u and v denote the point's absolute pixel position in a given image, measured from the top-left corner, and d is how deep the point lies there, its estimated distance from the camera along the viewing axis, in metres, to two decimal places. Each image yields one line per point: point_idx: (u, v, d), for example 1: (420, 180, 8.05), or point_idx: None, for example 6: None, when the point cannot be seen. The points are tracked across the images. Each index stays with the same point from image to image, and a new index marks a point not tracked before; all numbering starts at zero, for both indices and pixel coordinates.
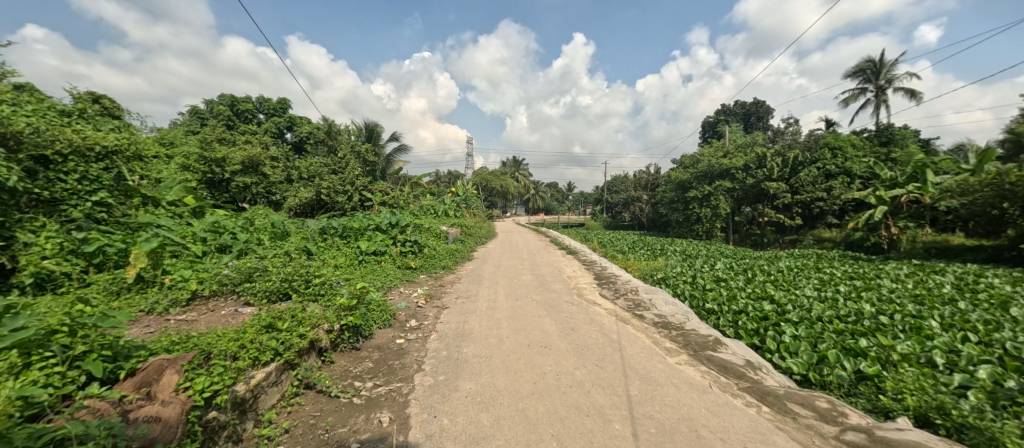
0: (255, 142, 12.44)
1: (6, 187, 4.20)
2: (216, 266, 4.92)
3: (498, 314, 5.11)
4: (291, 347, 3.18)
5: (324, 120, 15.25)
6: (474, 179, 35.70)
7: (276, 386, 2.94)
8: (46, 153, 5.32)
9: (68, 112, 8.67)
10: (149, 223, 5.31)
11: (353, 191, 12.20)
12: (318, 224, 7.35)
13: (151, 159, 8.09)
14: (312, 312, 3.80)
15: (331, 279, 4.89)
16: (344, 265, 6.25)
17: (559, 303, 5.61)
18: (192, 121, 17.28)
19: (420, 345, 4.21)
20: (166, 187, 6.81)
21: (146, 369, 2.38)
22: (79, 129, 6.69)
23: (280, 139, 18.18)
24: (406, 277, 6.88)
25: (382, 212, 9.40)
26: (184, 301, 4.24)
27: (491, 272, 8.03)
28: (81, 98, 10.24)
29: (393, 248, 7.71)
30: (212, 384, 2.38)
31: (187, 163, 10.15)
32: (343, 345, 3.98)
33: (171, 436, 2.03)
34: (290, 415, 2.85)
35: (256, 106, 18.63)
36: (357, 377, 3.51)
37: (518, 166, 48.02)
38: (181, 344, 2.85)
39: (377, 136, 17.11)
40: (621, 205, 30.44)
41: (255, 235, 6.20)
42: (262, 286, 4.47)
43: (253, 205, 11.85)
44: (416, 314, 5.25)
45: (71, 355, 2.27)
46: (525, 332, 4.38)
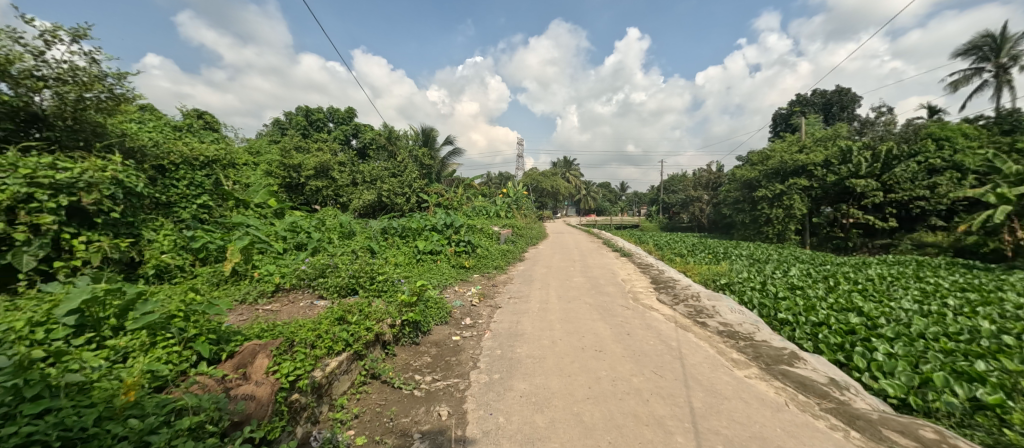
0: (326, 148, 13.60)
1: (136, 192, 5.07)
2: (295, 262, 5.45)
3: (551, 316, 5.10)
4: (360, 339, 3.45)
5: (385, 127, 16.27)
6: (526, 180, 35.90)
7: (347, 374, 3.20)
8: (163, 164, 6.48)
9: (179, 127, 10.15)
10: (240, 223, 6.03)
11: (410, 193, 12.89)
12: (379, 224, 7.85)
13: (242, 166, 9.19)
14: (377, 307, 4.09)
15: (393, 276, 5.21)
16: (403, 263, 6.62)
17: (613, 307, 5.48)
18: (274, 132, 19.32)
19: (475, 343, 4.35)
20: (254, 191, 7.70)
21: (243, 353, 2.71)
22: (187, 141, 7.81)
23: (347, 146, 19.68)
24: (460, 276, 7.11)
25: (437, 213, 9.81)
26: (270, 292, 4.76)
27: (542, 273, 8.03)
28: (189, 115, 11.92)
29: (448, 248, 8.01)
30: (296, 369, 2.67)
31: (270, 169, 11.40)
32: (405, 339, 4.22)
33: (263, 413, 2.26)
34: (359, 402, 3.09)
35: (327, 116, 20.35)
36: (417, 371, 3.70)
37: (569, 166, 47.62)
38: (270, 331, 3.21)
39: (433, 140, 17.90)
40: (679, 205, 28.93)
41: (326, 234, 6.77)
42: (333, 281, 4.87)
43: (324, 207, 12.91)
44: (471, 313, 5.42)
45: (185, 336, 2.66)
46: (578, 335, 4.33)
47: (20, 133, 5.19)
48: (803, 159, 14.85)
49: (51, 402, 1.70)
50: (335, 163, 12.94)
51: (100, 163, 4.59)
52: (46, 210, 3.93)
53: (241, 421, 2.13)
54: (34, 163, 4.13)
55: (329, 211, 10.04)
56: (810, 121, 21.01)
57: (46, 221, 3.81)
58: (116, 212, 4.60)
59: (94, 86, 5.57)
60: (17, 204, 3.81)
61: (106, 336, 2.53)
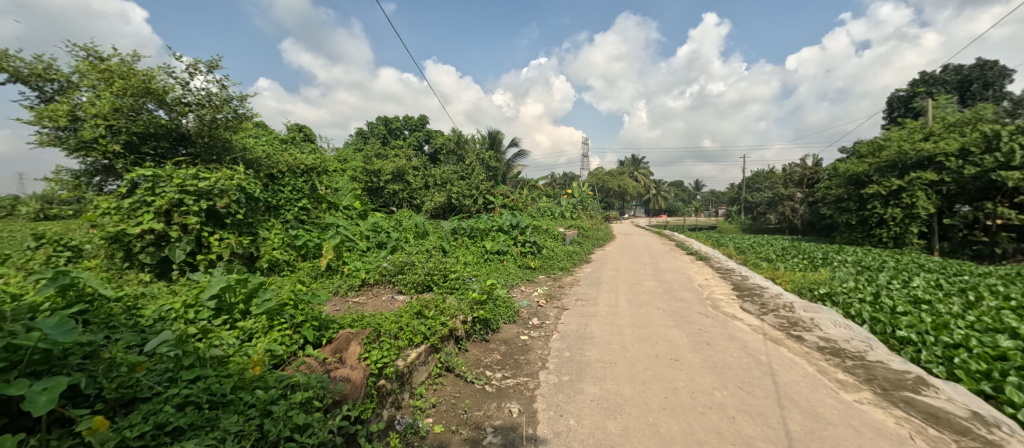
0: (402, 154, 14.63)
1: (254, 197, 5.93)
2: (377, 260, 5.93)
3: (621, 320, 4.94)
4: (436, 333, 3.67)
5: (455, 132, 17.05)
6: (592, 180, 35.13)
7: (424, 366, 3.42)
8: (273, 172, 7.52)
9: (284, 140, 11.66)
10: (332, 223, 6.74)
11: (478, 195, 13.38)
12: (450, 225, 8.25)
13: (333, 173, 10.28)
14: (450, 304, 4.31)
15: (463, 275, 5.48)
16: (472, 263, 6.87)
17: (689, 313, 5.16)
18: (358, 141, 21.29)
19: (543, 343, 4.38)
20: (342, 195, 8.55)
21: (339, 339, 3.04)
22: (290, 152, 8.94)
23: (420, 151, 20.98)
24: (526, 277, 7.17)
25: (503, 214, 10.03)
26: (357, 286, 5.25)
27: (611, 276, 7.80)
28: (291, 129, 13.62)
29: (514, 248, 8.16)
30: (383, 357, 2.92)
31: (354, 174, 12.58)
32: (475, 335, 4.39)
33: (357, 395, 2.50)
34: (436, 392, 3.29)
35: (403, 124, 21.93)
36: (488, 366, 3.84)
37: (639, 166, 45.75)
38: (359, 321, 3.55)
39: (500, 143, 18.36)
40: (766, 205, 26.20)
41: (403, 233, 7.29)
42: (410, 278, 5.22)
43: (400, 208, 13.83)
44: (538, 313, 5.46)
45: (294, 322, 3.06)
46: (652, 342, 4.14)
47: (172, 151, 6.56)
48: (929, 148, 12.60)
49: (202, 371, 2.06)
50: (410, 167, 13.85)
51: (229, 174, 5.43)
52: (193, 212, 4.79)
53: (340, 400, 2.37)
54: (183, 174, 5.02)
55: (404, 212, 10.77)
56: (938, 104, 17.76)
57: (192, 221, 4.65)
58: (240, 213, 5.43)
59: (224, 109, 6.95)
60: (172, 207, 4.72)
61: (236, 318, 3.00)
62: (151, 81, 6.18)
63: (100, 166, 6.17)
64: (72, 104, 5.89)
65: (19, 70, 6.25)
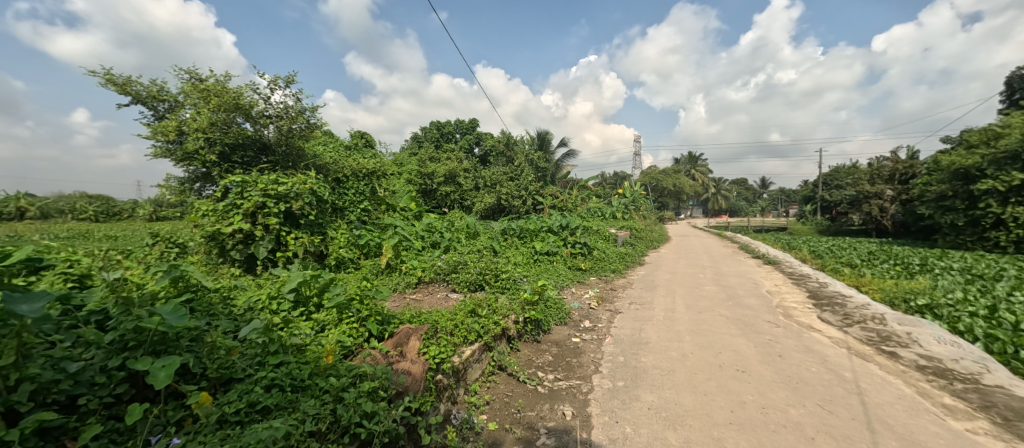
0: (454, 157, 15.10)
1: (324, 200, 6.43)
2: (432, 259, 6.16)
3: (679, 326, 4.72)
4: (489, 332, 3.74)
5: (505, 134, 17.28)
6: (645, 179, 33.82)
7: (478, 363, 3.49)
8: (339, 176, 8.10)
9: (348, 146, 12.54)
10: (391, 224, 7.11)
11: (527, 195, 13.46)
12: (500, 226, 8.37)
13: (391, 176, 10.85)
14: (502, 303, 4.37)
15: (514, 276, 5.55)
16: (522, 263, 6.92)
17: (757, 322, 4.79)
18: (412, 145, 22.31)
19: (595, 346, 4.30)
20: (400, 197, 9.00)
21: (400, 334, 3.20)
22: (353, 158, 9.58)
23: (471, 153, 21.51)
24: (577, 279, 7.07)
25: (553, 214, 9.99)
26: (414, 283, 5.49)
27: (667, 279, 7.46)
28: (354, 136, 14.60)
29: (564, 249, 8.10)
30: (440, 353, 3.04)
31: (409, 177, 13.19)
32: (527, 336, 4.41)
33: (417, 388, 2.61)
34: (490, 390, 3.36)
35: (454, 128, 22.62)
36: (540, 367, 3.85)
37: (696, 163, 43.37)
38: (417, 317, 3.71)
39: (549, 143, 18.32)
40: (846, 204, 23.61)
41: (456, 234, 7.51)
42: (463, 277, 5.37)
43: (452, 209, 14.26)
44: (589, 316, 5.36)
45: (361, 316, 3.28)
46: (715, 351, 3.90)
47: (256, 159, 7.32)
48: None
49: (285, 357, 2.27)
50: (462, 170, 14.23)
51: (303, 179, 5.94)
52: (273, 214, 5.30)
53: (402, 392, 2.48)
54: (266, 179, 5.56)
55: (456, 213, 11.09)
56: None
57: (273, 222, 5.16)
58: (312, 214, 5.92)
59: (299, 119, 7.65)
60: (257, 210, 5.26)
61: (311, 310, 3.28)
62: (240, 97, 6.95)
63: (199, 174, 7.04)
64: (179, 120, 6.79)
65: (139, 93, 7.30)
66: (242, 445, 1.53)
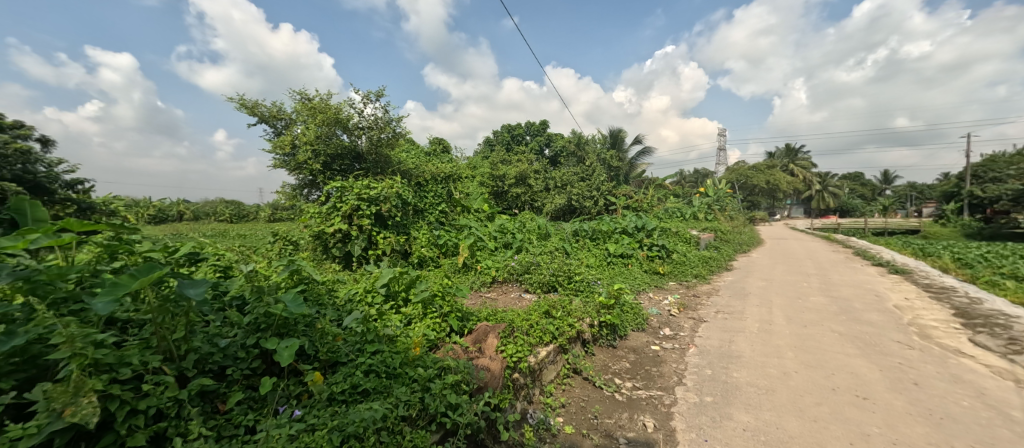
0: (525, 159, 15.32)
1: (408, 202, 6.92)
2: (505, 259, 6.29)
3: (778, 340, 4.22)
4: (564, 334, 3.71)
5: (575, 134, 17.09)
6: (731, 176, 30.94)
7: (554, 365, 3.48)
8: (419, 181, 8.68)
9: (427, 153, 13.42)
10: (467, 225, 7.41)
11: (599, 196, 13.15)
12: (571, 227, 8.29)
13: (465, 179, 11.35)
14: (577, 306, 4.31)
15: (588, 278, 5.46)
16: (595, 265, 6.77)
17: (880, 341, 4.11)
18: (485, 149, 23.12)
19: (678, 356, 4.04)
20: (474, 199, 9.36)
21: (478, 331, 3.32)
22: (432, 164, 10.21)
23: (541, 155, 21.64)
24: (655, 283, 6.70)
25: (627, 215, 9.59)
26: (489, 282, 5.65)
27: (760, 287, 6.72)
28: (433, 142, 15.56)
29: (640, 251, 7.74)
30: (517, 352, 3.09)
31: (482, 180, 13.68)
32: (603, 340, 4.27)
33: (496, 384, 2.68)
34: (565, 392, 3.33)
35: (525, 130, 22.94)
36: (617, 374, 3.72)
37: (794, 157, 38.70)
38: (494, 315, 3.82)
39: (622, 142, 17.70)
40: (1002, 201, 19.22)
41: (527, 235, 7.57)
42: (537, 277, 5.39)
43: (523, 210, 14.44)
44: (669, 323, 5.05)
45: (443, 312, 3.47)
46: (825, 371, 3.42)
47: (351, 167, 8.15)
48: None
49: (379, 346, 2.48)
50: (532, 171, 14.32)
51: (391, 184, 6.46)
52: (366, 215, 5.85)
53: (483, 387, 2.56)
54: (360, 184, 6.17)
55: (527, 214, 11.21)
56: None
57: (365, 223, 5.70)
58: (399, 215, 6.41)
59: (386, 129, 8.37)
60: (353, 212, 5.85)
61: (400, 304, 3.55)
62: (339, 112, 7.81)
63: (306, 181, 8.03)
64: (292, 135, 7.83)
65: (263, 114, 8.58)
66: (348, 422, 1.70)
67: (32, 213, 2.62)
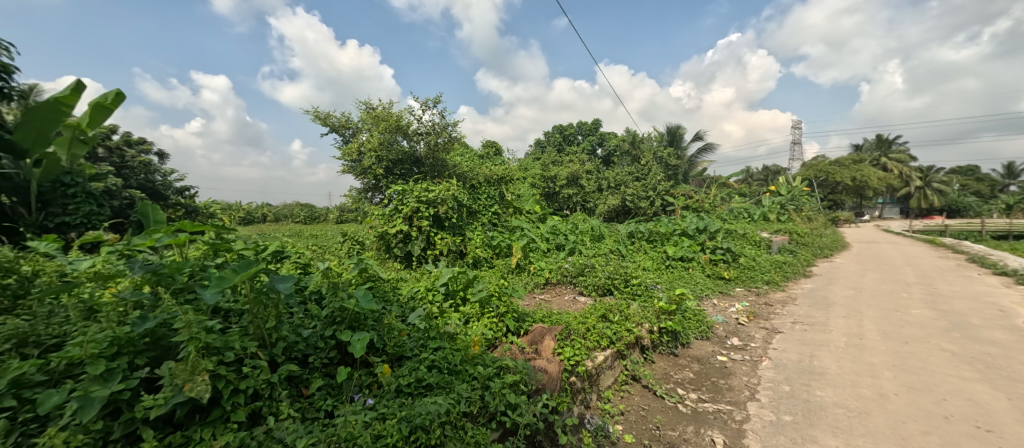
0: (577, 159, 15.15)
1: (464, 204, 7.13)
2: (559, 260, 6.22)
3: (871, 357, 3.75)
4: (622, 339, 3.59)
5: (630, 132, 16.55)
6: (808, 173, 28.14)
7: (611, 370, 3.38)
8: (474, 184, 8.91)
9: (480, 156, 13.75)
10: (520, 226, 7.46)
11: (655, 196, 12.63)
12: (627, 229, 8.04)
13: (517, 181, 11.47)
14: (635, 310, 4.16)
15: (646, 282, 5.26)
16: (652, 268, 6.50)
17: (1006, 365, 3.49)
18: (537, 150, 23.18)
19: (748, 369, 3.75)
20: (526, 200, 9.40)
21: (534, 332, 3.33)
22: (485, 168, 10.43)
23: (594, 154, 21.23)
24: (720, 288, 6.26)
25: (688, 216, 9.08)
26: (542, 283, 5.63)
27: (846, 297, 6.02)
28: (486, 145, 15.92)
29: (703, 255, 7.29)
30: (574, 355, 3.05)
31: (534, 182, 13.74)
32: (663, 347, 4.07)
33: (554, 387, 2.65)
34: (624, 399, 3.21)
35: (577, 130, 22.66)
36: (680, 384, 3.52)
37: (885, 150, 34.32)
38: (550, 317, 3.80)
39: (681, 138, 16.83)
40: None
41: (580, 236, 7.45)
42: (592, 280, 5.28)
43: (575, 212, 14.23)
44: (738, 332, 4.69)
45: (499, 312, 3.52)
46: (935, 396, 2.98)
47: (410, 171, 8.57)
48: None
49: (441, 343, 2.56)
50: (585, 171, 14.07)
51: (448, 187, 6.69)
52: (424, 217, 6.11)
53: (540, 389, 2.55)
54: (420, 187, 6.46)
55: (580, 215, 11.06)
56: None
57: (424, 224, 5.97)
58: (455, 217, 6.60)
59: (442, 134, 8.70)
60: (413, 213, 6.14)
61: (459, 303, 3.65)
62: (400, 120, 8.24)
63: (370, 185, 8.57)
64: (358, 143, 8.40)
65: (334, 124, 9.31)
66: (415, 414, 1.77)
67: (155, 216, 3.12)
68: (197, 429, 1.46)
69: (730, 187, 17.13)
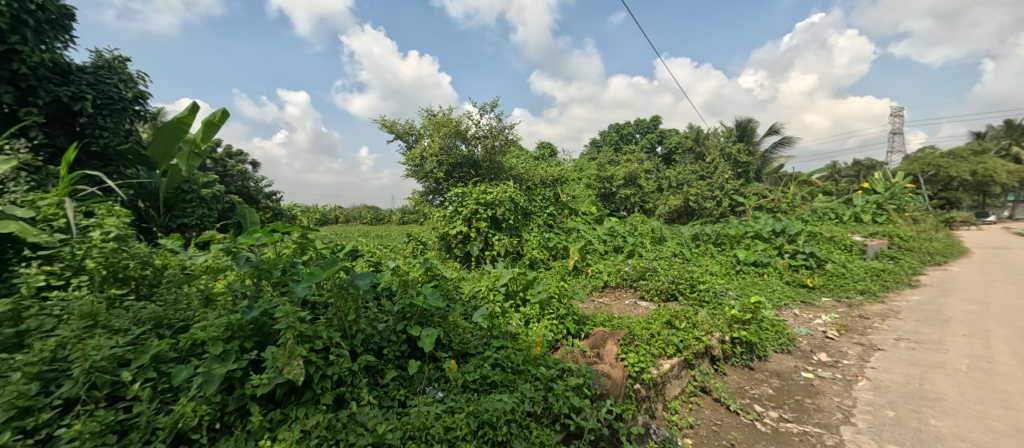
0: (634, 159, 14.64)
1: (520, 206, 7.18)
2: (618, 263, 6.01)
3: (1003, 385, 3.16)
4: (689, 347, 3.39)
5: (693, 129, 15.62)
6: (911, 167, 24.53)
7: (678, 380, 3.19)
8: (529, 186, 8.96)
9: (534, 157, 13.82)
10: (575, 227, 7.34)
11: (722, 195, 11.77)
12: (691, 231, 7.59)
13: (572, 182, 11.33)
14: (704, 317, 3.89)
15: (716, 288, 4.92)
16: (720, 274, 6.07)
17: None
18: (592, 151, 22.73)
19: (840, 389, 3.35)
20: (582, 201, 9.25)
21: (596, 335, 3.25)
22: (539, 170, 10.47)
23: (654, 153, 20.32)
24: (803, 297, 5.65)
25: (762, 217, 8.33)
26: (601, 287, 5.47)
27: (967, 312, 5.13)
28: (541, 147, 15.94)
29: (780, 260, 6.65)
30: (639, 362, 2.95)
31: (590, 182, 13.52)
32: (736, 359, 3.75)
33: (618, 393, 2.57)
34: (693, 412, 3.02)
35: (635, 128, 21.89)
36: (757, 400, 3.24)
37: (1016, 138, 28.89)
38: (611, 322, 3.69)
39: (752, 133, 15.52)
40: None
41: (640, 238, 7.15)
42: (654, 284, 5.05)
43: (633, 213, 13.74)
44: (826, 347, 4.21)
45: (560, 314, 3.49)
46: None
47: (468, 174, 8.82)
48: None
49: (503, 342, 2.59)
50: (644, 170, 13.55)
51: (505, 189, 6.78)
52: (483, 218, 6.26)
53: (604, 394, 2.48)
54: (478, 190, 6.63)
55: (638, 216, 10.65)
56: None
57: (482, 225, 6.11)
58: (511, 218, 6.68)
59: (498, 138, 8.87)
60: (472, 215, 6.31)
61: (519, 304, 3.68)
62: (459, 125, 8.52)
63: (431, 188, 8.95)
64: (420, 148, 8.81)
65: (399, 131, 9.87)
66: (483, 410, 1.81)
67: (251, 218, 3.53)
68: (295, 409, 1.63)
69: (813, 184, 15.44)
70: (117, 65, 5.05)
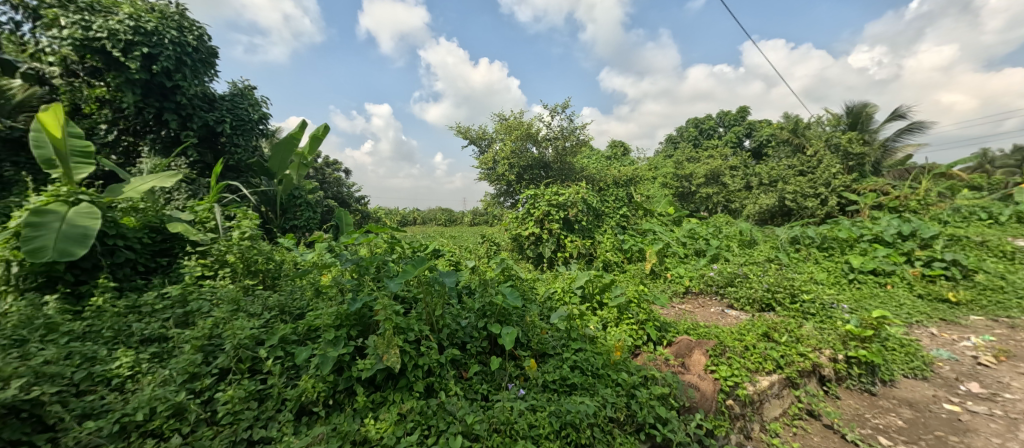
0: (717, 155, 13.53)
1: (593, 207, 7.01)
2: (701, 268, 5.56)
3: None
4: (792, 364, 3.01)
5: (790, 118, 13.91)
6: None
7: (779, 399, 2.86)
8: (602, 187, 8.70)
9: (606, 157, 13.45)
10: (651, 229, 6.97)
11: (828, 193, 10.19)
12: (789, 233, 6.76)
13: (646, 181, 10.78)
14: (809, 331, 3.44)
15: (824, 299, 4.31)
16: (827, 283, 5.31)
17: None
18: (669, 148, 21.43)
19: (999, 428, 2.73)
20: (658, 202, 8.73)
21: (680, 344, 3.07)
22: (611, 171, 10.14)
23: (741, 147, 18.50)
24: (943, 314, 4.69)
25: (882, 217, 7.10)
26: (682, 292, 5.11)
27: None
28: (614, 147, 15.45)
29: (909, 268, 5.60)
30: (733, 376, 2.70)
31: (666, 181, 12.76)
32: (852, 382, 3.25)
33: (708, 407, 2.38)
34: (798, 437, 2.68)
35: (718, 122, 20.17)
36: (882, 432, 2.77)
37: None
38: (698, 330, 3.42)
39: (869, 119, 13.33)
40: None
41: (725, 241, 6.54)
42: (746, 292, 4.59)
43: (715, 213, 12.79)
44: (977, 376, 3.45)
45: (640, 319, 3.33)
46: None
47: (540, 176, 8.84)
48: None
49: (582, 345, 2.56)
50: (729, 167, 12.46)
51: (577, 190, 6.68)
52: (555, 220, 6.25)
53: (692, 407, 2.31)
54: (551, 192, 6.61)
55: (721, 217, 9.79)
56: None
57: (553, 227, 6.10)
58: (583, 220, 6.56)
59: (569, 140, 8.76)
60: (544, 217, 6.32)
61: (595, 307, 3.59)
62: (531, 128, 8.59)
63: (503, 191, 9.13)
64: (493, 152, 9.03)
65: (473, 136, 10.24)
66: (565, 411, 1.81)
67: (347, 220, 3.94)
68: (392, 393, 1.78)
69: (953, 177, 12.81)
70: (247, 91, 5.98)
